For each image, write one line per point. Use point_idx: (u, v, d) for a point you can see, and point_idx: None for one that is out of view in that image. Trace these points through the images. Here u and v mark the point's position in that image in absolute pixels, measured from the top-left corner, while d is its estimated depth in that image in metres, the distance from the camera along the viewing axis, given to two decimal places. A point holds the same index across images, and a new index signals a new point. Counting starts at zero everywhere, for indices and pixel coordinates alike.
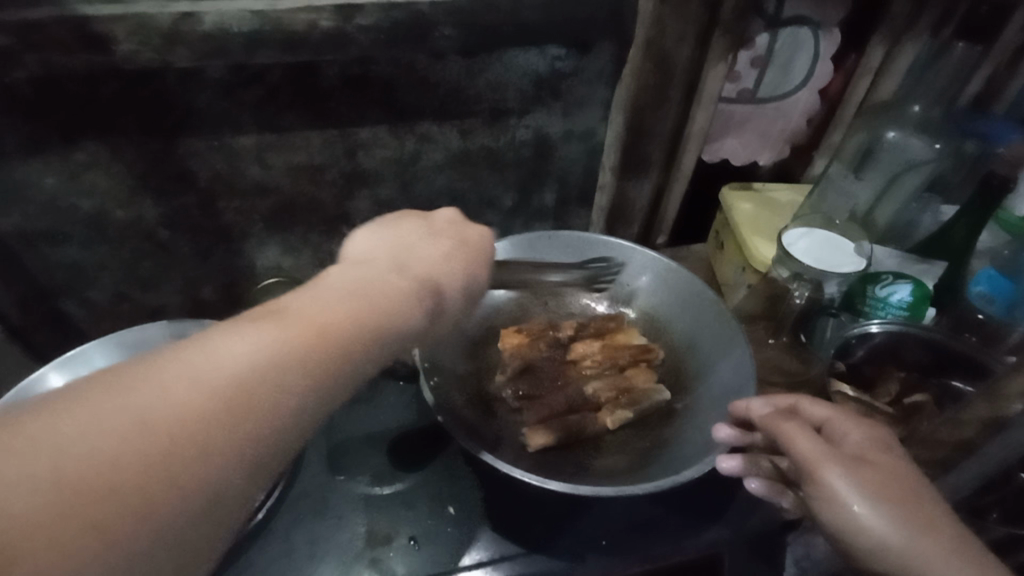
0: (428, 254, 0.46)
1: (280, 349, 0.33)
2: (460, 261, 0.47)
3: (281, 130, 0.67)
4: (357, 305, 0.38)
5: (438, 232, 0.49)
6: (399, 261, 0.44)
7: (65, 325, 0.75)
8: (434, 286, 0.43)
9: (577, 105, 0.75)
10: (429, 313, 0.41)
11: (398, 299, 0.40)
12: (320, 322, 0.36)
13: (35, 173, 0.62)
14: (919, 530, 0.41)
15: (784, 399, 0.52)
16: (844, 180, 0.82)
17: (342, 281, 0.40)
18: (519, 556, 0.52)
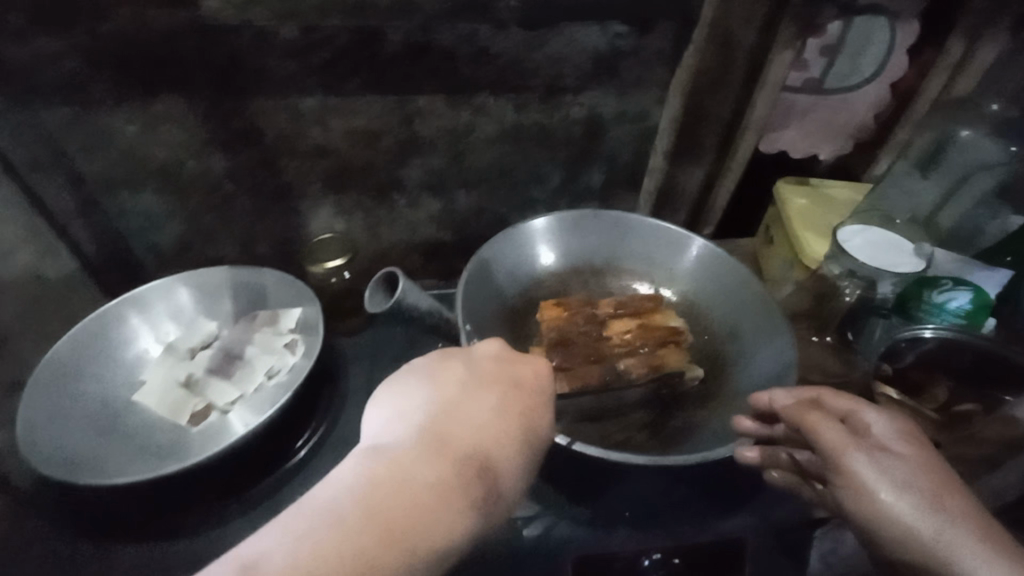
0: (474, 422, 0.40)
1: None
2: (511, 423, 0.41)
3: (344, 94, 0.69)
4: (377, 541, 0.32)
5: (482, 379, 0.43)
6: (439, 436, 0.38)
7: (134, 267, 0.81)
8: (484, 472, 0.38)
9: (634, 85, 0.75)
10: (479, 515, 0.36)
11: (439, 502, 0.35)
12: (366, 568, 0.31)
13: (119, 121, 0.67)
14: (946, 518, 0.40)
15: (807, 392, 0.50)
16: (908, 177, 0.80)
17: (376, 480, 0.35)
18: (544, 517, 0.54)
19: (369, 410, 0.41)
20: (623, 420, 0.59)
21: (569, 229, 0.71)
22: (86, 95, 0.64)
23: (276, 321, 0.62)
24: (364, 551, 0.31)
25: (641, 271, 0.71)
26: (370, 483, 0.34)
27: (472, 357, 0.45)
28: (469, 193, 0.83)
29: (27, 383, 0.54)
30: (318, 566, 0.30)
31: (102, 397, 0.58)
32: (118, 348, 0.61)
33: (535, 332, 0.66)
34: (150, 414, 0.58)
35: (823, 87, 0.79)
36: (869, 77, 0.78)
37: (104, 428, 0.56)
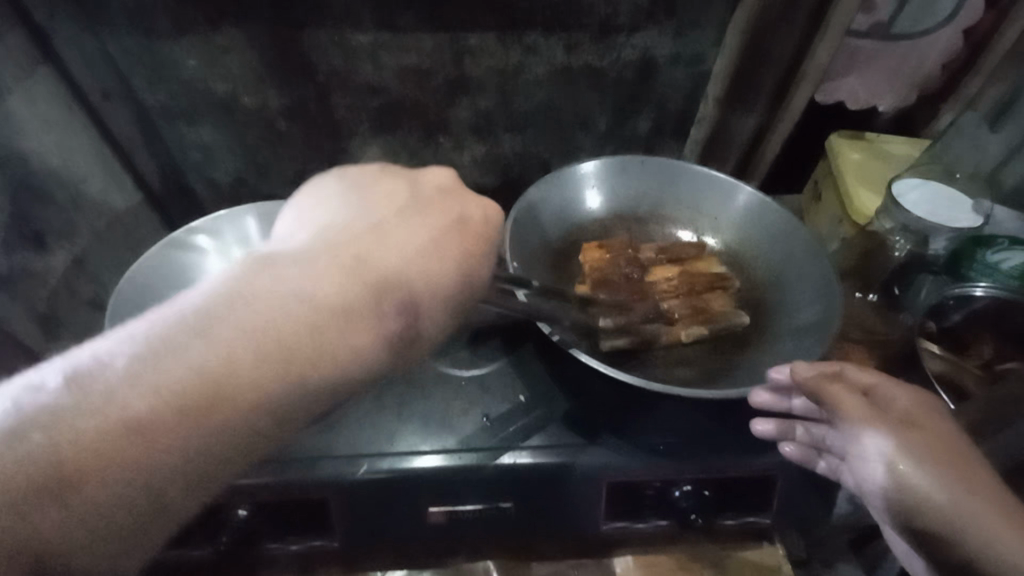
0: (393, 245, 0.37)
1: (202, 382, 0.30)
2: (434, 258, 0.38)
3: (397, 30, 0.69)
4: (290, 322, 0.32)
5: (426, 207, 0.40)
6: (359, 255, 0.36)
7: (192, 200, 0.84)
8: (398, 294, 0.36)
9: (690, 25, 0.73)
10: (387, 329, 0.35)
11: (343, 319, 0.33)
12: (270, 351, 0.31)
13: (182, 53, 0.69)
14: (960, 491, 0.42)
15: (828, 365, 0.48)
16: (976, 130, 0.77)
17: (275, 279, 0.33)
18: (580, 444, 0.56)
19: (289, 222, 0.40)
20: (668, 354, 0.62)
21: (614, 174, 0.71)
22: (152, 25, 0.66)
23: None
24: (254, 346, 0.31)
25: (684, 218, 0.71)
26: (272, 274, 0.33)
27: (416, 181, 0.42)
28: (514, 137, 0.83)
29: (111, 300, 0.58)
30: (198, 344, 0.30)
31: None
32: (186, 272, 0.64)
33: (577, 274, 0.67)
34: None
35: (892, 32, 0.75)
36: (942, 21, 0.74)
37: None
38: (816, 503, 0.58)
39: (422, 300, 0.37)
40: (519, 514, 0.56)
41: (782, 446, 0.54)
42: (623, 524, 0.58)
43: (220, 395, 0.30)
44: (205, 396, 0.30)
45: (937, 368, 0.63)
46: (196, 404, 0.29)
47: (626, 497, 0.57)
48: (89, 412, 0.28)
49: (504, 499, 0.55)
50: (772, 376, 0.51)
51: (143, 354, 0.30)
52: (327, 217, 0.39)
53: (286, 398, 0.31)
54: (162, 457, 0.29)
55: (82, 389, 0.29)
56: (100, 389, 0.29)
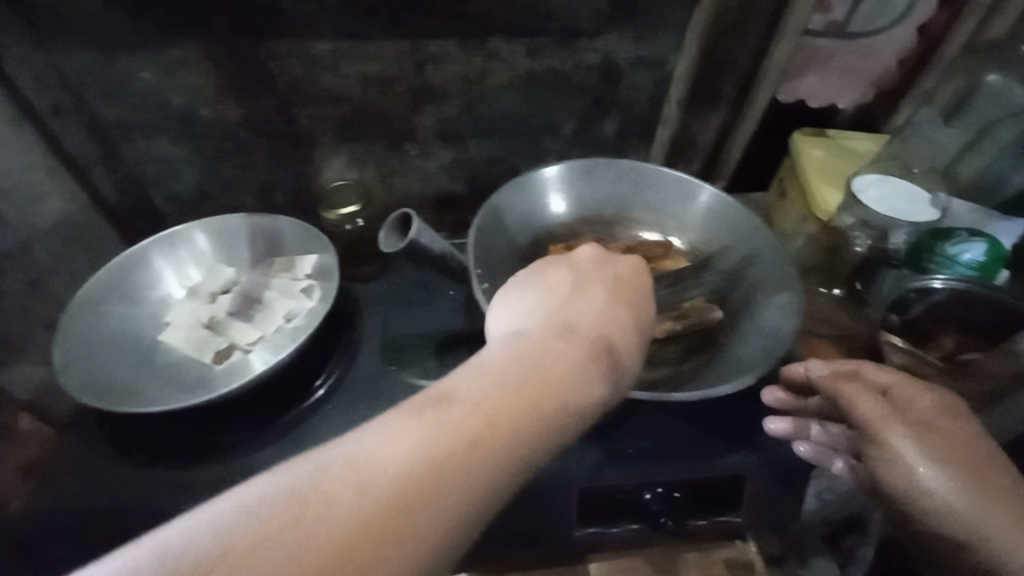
0: (586, 309, 0.44)
1: (473, 433, 0.33)
2: (614, 312, 0.44)
3: (357, 38, 0.69)
4: (525, 377, 0.37)
5: (587, 276, 0.47)
6: (566, 323, 0.42)
7: (154, 215, 0.83)
8: (605, 346, 0.42)
9: (650, 28, 0.73)
10: (607, 380, 0.40)
11: (580, 371, 0.39)
12: (528, 403, 0.36)
13: (136, 66, 0.67)
14: (982, 496, 0.42)
15: (845, 364, 0.52)
16: (931, 126, 0.77)
17: (537, 356, 0.39)
18: (553, 454, 0.56)
19: (523, 301, 0.45)
20: (640, 351, 0.61)
21: (580, 177, 0.71)
22: (104, 39, 0.64)
23: (292, 266, 0.64)
24: (511, 403, 0.35)
25: (650, 220, 0.71)
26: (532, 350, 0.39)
27: (570, 259, 0.49)
28: (481, 142, 0.83)
29: (62, 318, 0.56)
30: (465, 406, 0.35)
31: (129, 333, 0.60)
32: (142, 291, 0.63)
33: None
34: (175, 353, 0.60)
35: (848, 30, 0.76)
36: (896, 19, 0.75)
37: (134, 359, 0.58)
38: (788, 501, 0.58)
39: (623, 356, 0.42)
40: (494, 529, 0.55)
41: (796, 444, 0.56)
42: (597, 530, 0.57)
43: (495, 450, 0.33)
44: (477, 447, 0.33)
45: (900, 361, 0.65)
46: (471, 453, 0.33)
47: (600, 505, 0.56)
48: (387, 469, 0.31)
49: None
50: (790, 367, 0.56)
51: (415, 427, 0.33)
52: (514, 304, 0.45)
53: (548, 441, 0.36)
54: (456, 502, 0.32)
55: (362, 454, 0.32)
56: (382, 452, 0.32)
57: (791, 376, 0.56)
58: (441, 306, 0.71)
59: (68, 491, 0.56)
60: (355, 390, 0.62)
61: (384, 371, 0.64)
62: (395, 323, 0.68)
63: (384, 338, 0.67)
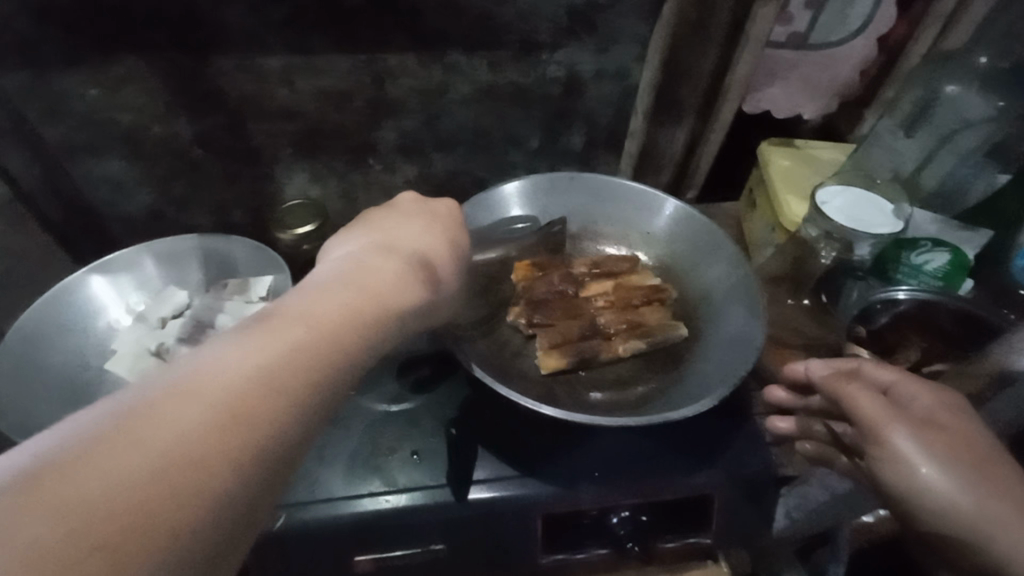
0: (407, 232, 0.45)
1: (327, 324, 0.35)
2: (431, 234, 0.46)
3: (309, 52, 0.67)
4: (346, 296, 0.37)
5: (408, 212, 0.48)
6: (385, 245, 0.43)
7: (106, 236, 0.79)
8: (428, 270, 0.43)
9: (611, 41, 0.72)
10: (428, 289, 0.42)
11: (402, 283, 0.40)
12: (352, 314, 0.36)
13: (78, 84, 0.64)
14: (988, 494, 0.40)
15: (845, 363, 0.51)
16: (892, 136, 0.77)
17: (357, 281, 0.38)
18: (515, 477, 0.54)
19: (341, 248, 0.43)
20: (606, 370, 0.60)
21: (545, 192, 0.70)
22: (43, 56, 0.62)
23: (246, 288, 0.62)
24: (348, 309, 0.36)
25: (617, 234, 0.70)
26: (350, 274, 0.39)
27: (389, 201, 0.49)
28: (445, 156, 0.81)
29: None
30: (289, 320, 0.34)
31: (71, 366, 0.57)
32: (86, 320, 0.60)
33: (510, 295, 0.65)
34: (119, 385, 0.57)
35: (810, 41, 0.75)
36: (856, 30, 0.75)
37: (76, 393, 0.55)
38: (755, 516, 0.57)
39: (444, 280, 0.44)
40: (453, 556, 0.54)
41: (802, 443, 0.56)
42: (563, 556, 0.55)
43: (329, 354, 0.34)
44: (334, 340, 0.35)
45: None
46: (298, 365, 0.32)
47: (564, 527, 0.55)
48: (200, 394, 0.29)
49: (434, 541, 0.53)
50: (789, 367, 0.54)
51: (219, 366, 0.31)
52: (335, 244, 0.44)
53: (378, 343, 0.37)
54: (295, 401, 0.31)
55: (167, 392, 0.29)
56: (187, 388, 0.30)
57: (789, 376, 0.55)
58: None
59: None
60: None
61: None
62: None
63: None
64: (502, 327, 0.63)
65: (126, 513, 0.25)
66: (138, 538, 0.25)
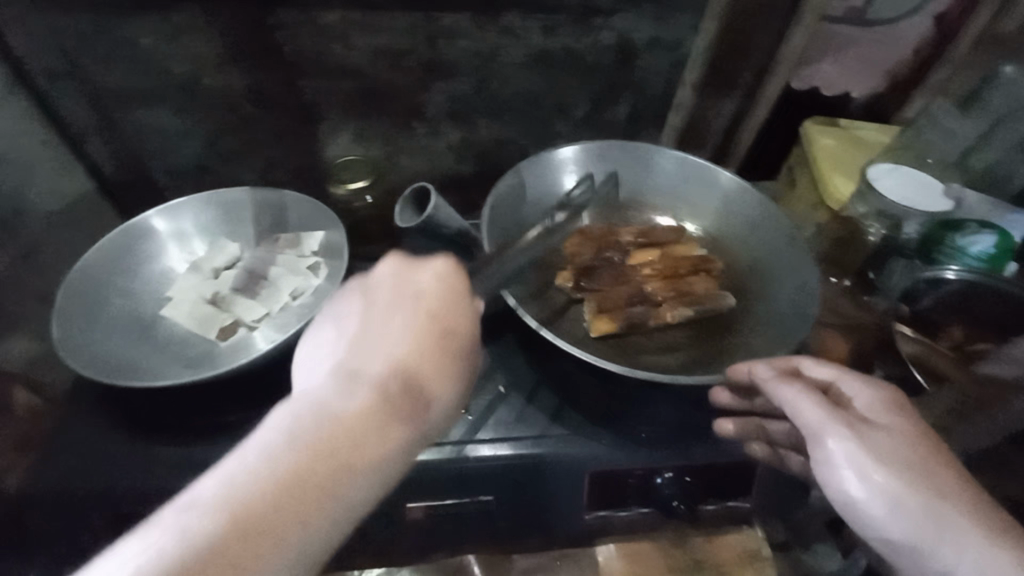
0: (387, 342, 0.39)
1: (276, 500, 0.32)
2: (419, 335, 0.40)
3: (367, 8, 0.66)
4: (304, 459, 0.33)
5: (392, 301, 0.41)
6: (359, 371, 0.38)
7: (149, 188, 0.79)
8: (405, 390, 0.38)
9: (668, 9, 0.72)
10: (407, 428, 0.37)
11: (375, 430, 0.36)
12: (312, 477, 0.33)
13: (134, 29, 0.64)
14: (930, 491, 0.40)
15: (785, 362, 0.50)
16: (946, 116, 0.77)
17: (315, 426, 0.35)
18: (562, 436, 0.55)
19: (319, 364, 0.39)
20: (655, 337, 0.61)
21: (595, 160, 0.70)
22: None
23: (299, 242, 0.62)
24: (305, 471, 0.33)
25: (665, 205, 0.70)
26: (313, 421, 0.35)
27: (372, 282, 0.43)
28: (490, 122, 0.81)
29: (60, 292, 0.54)
30: (235, 497, 0.31)
31: (130, 308, 0.58)
32: (144, 265, 0.61)
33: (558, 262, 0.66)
34: (178, 329, 0.58)
35: (868, 16, 0.76)
36: (915, 7, 0.75)
37: (136, 334, 0.57)
38: (794, 484, 0.58)
39: (432, 393, 0.39)
40: (500, 509, 0.55)
41: (750, 444, 0.55)
42: (605, 513, 0.57)
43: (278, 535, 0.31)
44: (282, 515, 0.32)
45: (911, 351, 0.63)
46: (245, 552, 0.30)
47: (610, 487, 0.56)
48: None
49: (485, 492, 0.54)
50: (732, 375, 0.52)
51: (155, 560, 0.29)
52: (316, 358, 0.40)
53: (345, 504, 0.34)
54: None
55: None
56: None
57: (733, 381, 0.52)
58: None
59: (67, 467, 0.53)
60: None
61: None
62: None
63: None
64: (552, 291, 0.63)
65: None
66: None
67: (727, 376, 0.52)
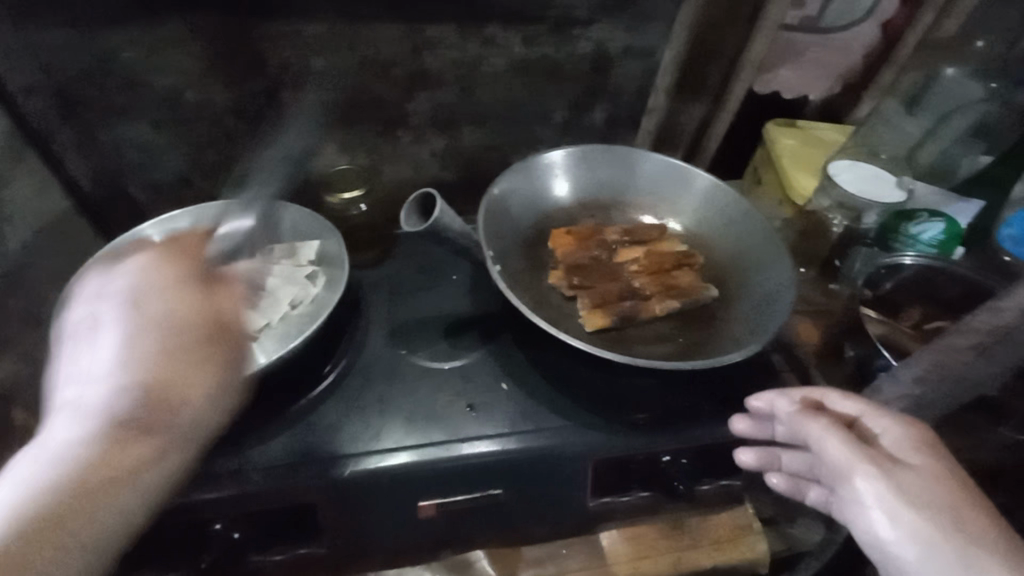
0: (126, 340, 0.41)
1: (85, 484, 0.37)
2: (180, 322, 0.43)
3: (352, 20, 0.68)
4: (92, 449, 0.38)
5: (173, 289, 0.43)
6: (134, 362, 0.40)
7: (128, 205, 0.78)
8: (160, 391, 0.40)
9: (641, 19, 0.76)
10: (196, 405, 0.42)
11: (151, 424, 0.40)
12: (121, 463, 0.38)
13: (116, 44, 0.63)
14: (965, 541, 0.41)
15: (810, 394, 0.53)
16: (896, 116, 0.84)
17: (104, 435, 0.38)
18: (563, 426, 0.58)
19: (63, 384, 0.41)
20: (645, 329, 0.64)
21: (579, 164, 0.73)
22: (84, 14, 0.61)
23: (295, 251, 0.64)
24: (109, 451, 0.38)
25: (647, 204, 0.74)
26: (88, 423, 0.38)
27: (156, 269, 0.44)
28: (474, 130, 0.83)
29: (56, 306, 0.55)
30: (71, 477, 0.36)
31: None
32: None
33: (548, 260, 0.69)
34: None
35: (821, 25, 0.81)
36: (863, 16, 0.81)
37: None
38: None
39: (177, 408, 0.41)
40: (509, 502, 0.56)
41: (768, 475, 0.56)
42: (609, 500, 0.59)
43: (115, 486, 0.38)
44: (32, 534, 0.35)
45: (878, 332, 0.67)
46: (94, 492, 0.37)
47: (613, 471, 0.59)
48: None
49: (495, 486, 0.56)
50: (753, 405, 0.55)
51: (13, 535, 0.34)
52: (100, 343, 0.41)
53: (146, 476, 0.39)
54: (97, 535, 0.36)
55: None
56: None
57: (753, 409, 0.55)
58: (445, 291, 0.71)
59: None
60: (364, 373, 0.62)
61: (393, 354, 0.64)
62: (399, 306, 0.69)
63: (390, 323, 0.67)
64: (546, 290, 0.66)
65: None
66: None
67: (749, 399, 0.55)
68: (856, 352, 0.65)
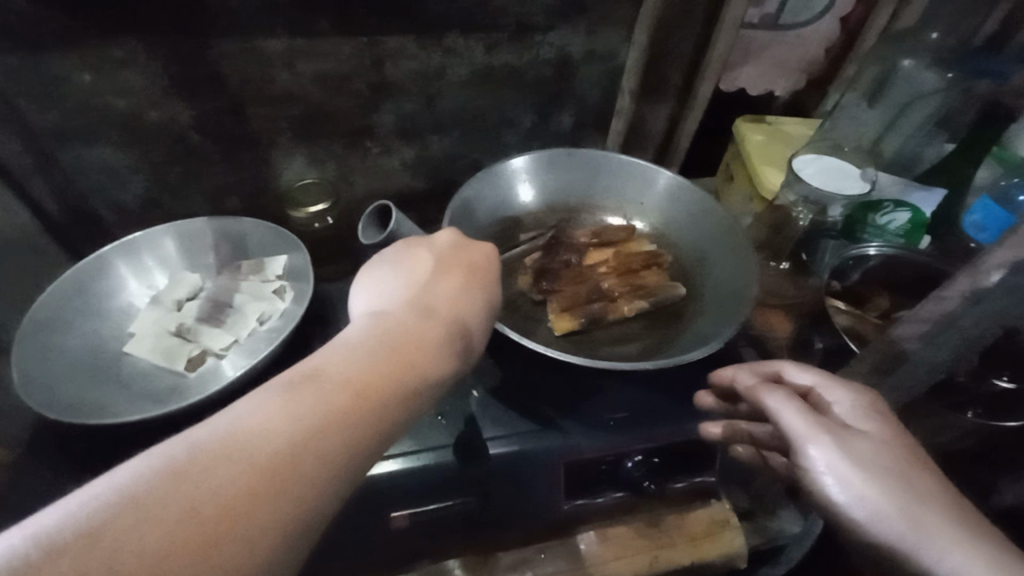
0: (438, 288, 0.46)
1: (373, 390, 0.37)
2: (470, 287, 0.48)
3: (310, 35, 0.68)
4: (389, 360, 0.39)
5: (442, 256, 0.49)
6: (425, 305, 0.44)
7: (96, 226, 0.78)
8: (458, 327, 0.44)
9: (600, 23, 0.76)
10: (457, 361, 0.43)
11: (430, 348, 0.41)
12: (385, 380, 0.38)
13: (72, 68, 0.63)
14: (912, 500, 0.41)
15: (767, 368, 0.55)
16: (856, 108, 0.85)
17: (358, 347, 0.39)
18: (532, 431, 0.59)
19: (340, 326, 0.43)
20: (614, 331, 0.64)
21: (545, 168, 0.74)
22: (37, 38, 0.60)
23: (262, 267, 0.64)
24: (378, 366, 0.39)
25: (613, 205, 0.75)
26: (376, 340, 0.40)
27: (432, 242, 0.51)
28: (441, 138, 0.84)
29: (16, 336, 0.54)
30: (334, 381, 0.37)
31: (90, 347, 0.58)
32: (103, 303, 0.62)
33: (517, 265, 0.69)
34: (144, 363, 0.58)
35: (780, 23, 0.82)
36: (820, 13, 0.82)
37: (99, 372, 0.57)
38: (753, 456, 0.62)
39: (445, 361, 0.42)
40: (478, 509, 0.56)
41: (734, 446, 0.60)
42: (584, 501, 0.59)
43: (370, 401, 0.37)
44: (259, 479, 0.31)
45: (844, 323, 0.67)
46: (362, 406, 0.36)
47: (585, 475, 0.59)
48: (269, 435, 0.33)
49: (462, 494, 0.56)
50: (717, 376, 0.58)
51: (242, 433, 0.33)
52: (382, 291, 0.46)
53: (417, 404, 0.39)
54: (346, 452, 0.35)
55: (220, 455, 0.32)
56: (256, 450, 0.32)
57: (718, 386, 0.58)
58: None
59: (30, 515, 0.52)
60: None
61: None
62: None
63: None
64: (515, 295, 0.66)
65: (215, 511, 0.30)
66: (230, 517, 0.30)
67: (712, 372, 0.58)
68: (823, 345, 0.65)
